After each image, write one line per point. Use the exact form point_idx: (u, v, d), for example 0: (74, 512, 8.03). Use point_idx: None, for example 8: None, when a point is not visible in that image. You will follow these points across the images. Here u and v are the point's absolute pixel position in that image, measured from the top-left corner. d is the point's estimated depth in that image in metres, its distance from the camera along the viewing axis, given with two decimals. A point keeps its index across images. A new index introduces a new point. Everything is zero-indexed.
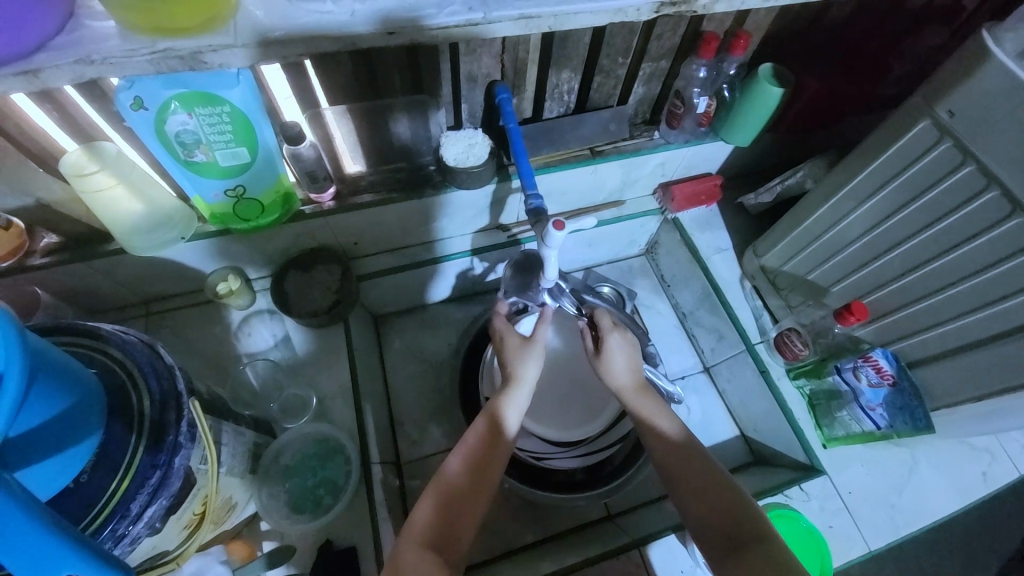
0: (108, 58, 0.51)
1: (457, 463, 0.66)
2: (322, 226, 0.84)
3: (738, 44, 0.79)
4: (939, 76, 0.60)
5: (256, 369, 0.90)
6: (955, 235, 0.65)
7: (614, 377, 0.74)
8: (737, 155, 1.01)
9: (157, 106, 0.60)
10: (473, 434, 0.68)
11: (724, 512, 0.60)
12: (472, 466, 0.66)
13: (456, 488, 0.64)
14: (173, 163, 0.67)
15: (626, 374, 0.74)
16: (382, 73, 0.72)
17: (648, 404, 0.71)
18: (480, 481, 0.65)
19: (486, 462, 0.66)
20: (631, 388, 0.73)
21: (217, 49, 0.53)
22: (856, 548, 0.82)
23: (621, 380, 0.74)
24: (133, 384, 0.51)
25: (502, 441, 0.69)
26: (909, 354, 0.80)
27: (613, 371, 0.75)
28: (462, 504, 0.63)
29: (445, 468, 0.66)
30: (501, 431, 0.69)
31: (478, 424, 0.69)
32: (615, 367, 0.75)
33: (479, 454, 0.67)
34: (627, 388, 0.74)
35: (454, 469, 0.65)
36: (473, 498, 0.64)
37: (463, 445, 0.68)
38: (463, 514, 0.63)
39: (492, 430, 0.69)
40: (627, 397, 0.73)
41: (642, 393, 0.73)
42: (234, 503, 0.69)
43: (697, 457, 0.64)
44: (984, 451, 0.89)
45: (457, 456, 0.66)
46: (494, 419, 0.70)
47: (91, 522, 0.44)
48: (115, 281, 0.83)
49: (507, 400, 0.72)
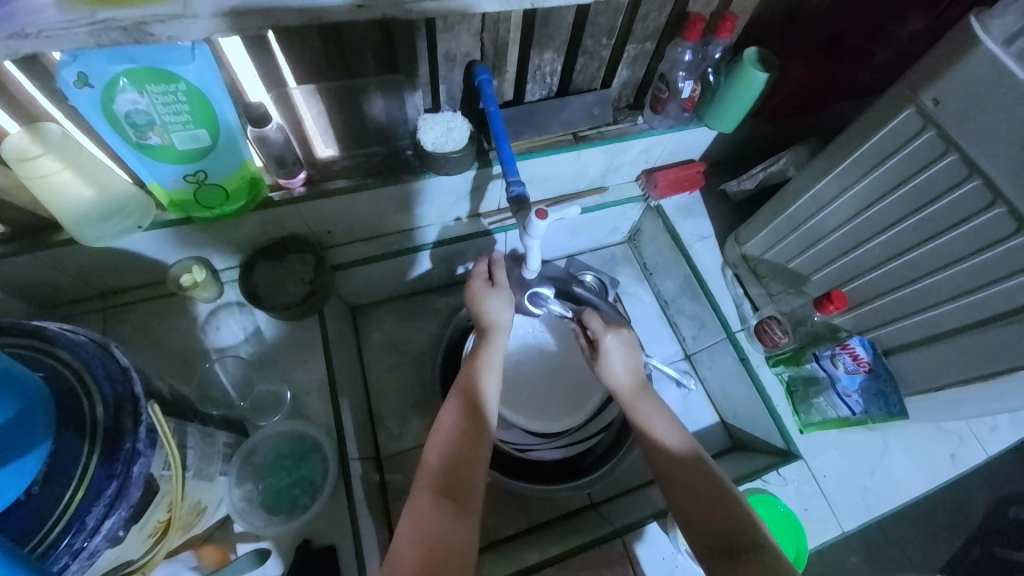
0: (43, 31, 0.46)
1: (435, 451, 0.65)
2: (293, 214, 0.80)
3: (724, 27, 0.77)
4: (924, 64, 0.60)
5: (226, 366, 0.85)
6: (935, 224, 0.66)
7: (614, 377, 0.77)
8: (721, 141, 1.00)
9: (103, 83, 0.55)
10: (448, 421, 0.67)
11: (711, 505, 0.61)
12: (457, 448, 0.65)
13: (441, 476, 0.62)
14: (125, 145, 0.61)
15: (624, 373, 0.77)
16: (354, 50, 0.68)
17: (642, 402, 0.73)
18: (466, 462, 0.63)
19: (472, 428, 0.66)
20: (630, 385, 0.76)
21: (164, 19, 0.49)
22: (830, 529, 0.85)
23: (620, 379, 0.77)
24: (83, 388, 0.47)
25: (481, 408, 0.69)
26: (884, 341, 0.82)
27: (612, 371, 0.77)
28: (453, 486, 0.62)
29: (427, 461, 0.64)
30: (478, 409, 0.68)
31: (450, 405, 0.69)
32: (613, 368, 0.78)
33: (458, 440, 0.65)
34: (626, 386, 0.76)
35: (435, 462, 0.64)
36: (465, 479, 0.62)
37: (441, 430, 0.67)
38: (462, 492, 0.61)
39: (469, 410, 0.68)
40: (625, 395, 0.75)
41: (641, 393, 0.74)
42: (203, 506, 0.66)
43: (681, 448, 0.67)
44: (953, 434, 0.93)
45: (435, 446, 0.65)
46: (467, 391, 0.71)
47: (41, 542, 0.41)
48: (67, 273, 0.77)
49: (479, 381, 0.72)
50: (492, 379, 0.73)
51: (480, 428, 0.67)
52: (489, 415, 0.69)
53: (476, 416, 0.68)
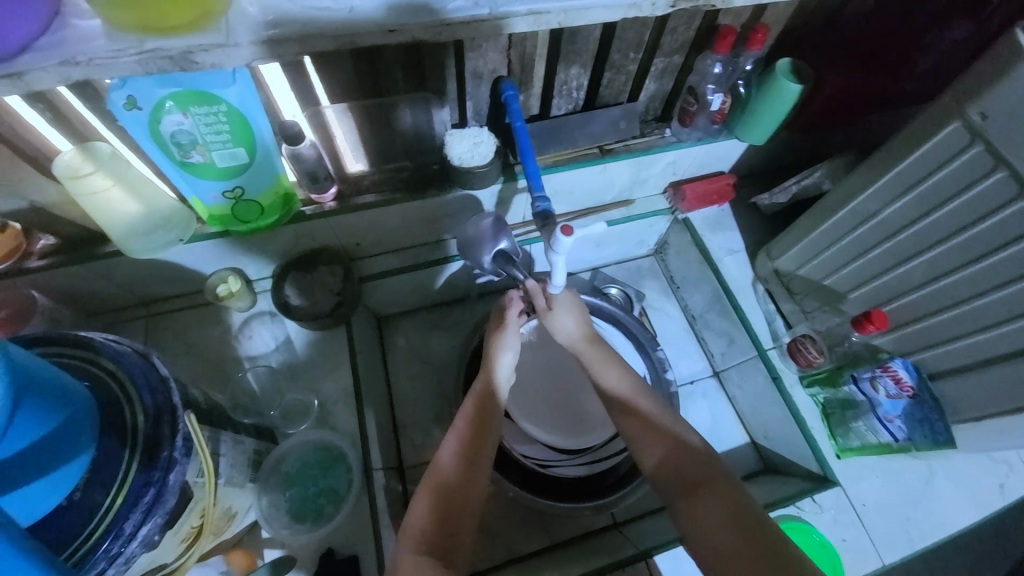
0: (93, 60, 0.49)
1: (448, 450, 0.68)
2: (324, 227, 0.82)
3: (755, 38, 0.76)
4: (972, 75, 0.57)
5: (257, 374, 0.88)
6: (983, 243, 0.62)
7: (568, 333, 0.80)
8: (751, 153, 0.97)
9: (151, 106, 0.58)
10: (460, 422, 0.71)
11: (713, 507, 0.59)
12: (464, 455, 0.67)
13: (447, 484, 0.65)
14: (170, 164, 0.65)
15: (577, 328, 0.80)
16: (384, 69, 0.70)
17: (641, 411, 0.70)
18: (473, 464, 0.67)
19: (483, 427, 0.70)
20: (580, 339, 0.79)
21: (208, 48, 0.51)
22: (870, 562, 0.80)
23: (574, 334, 0.80)
24: (126, 397, 0.49)
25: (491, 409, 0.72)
26: (930, 364, 0.78)
27: (564, 326, 0.80)
28: (457, 494, 0.64)
29: (436, 464, 0.67)
30: (487, 410, 0.72)
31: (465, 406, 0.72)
32: (563, 322, 0.80)
33: (467, 442, 0.69)
34: (579, 340, 0.80)
35: (446, 462, 0.67)
36: (472, 480, 0.66)
37: (453, 432, 0.70)
38: (467, 495, 0.65)
39: (478, 410, 0.72)
40: (578, 349, 0.79)
41: (592, 344, 0.79)
42: (233, 512, 0.68)
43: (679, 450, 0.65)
44: (1002, 463, 0.87)
45: (447, 450, 0.68)
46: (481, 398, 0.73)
47: (76, 550, 0.43)
48: (114, 282, 0.81)
49: (490, 381, 0.75)
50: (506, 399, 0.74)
51: (486, 436, 0.70)
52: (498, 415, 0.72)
53: (486, 417, 0.71)
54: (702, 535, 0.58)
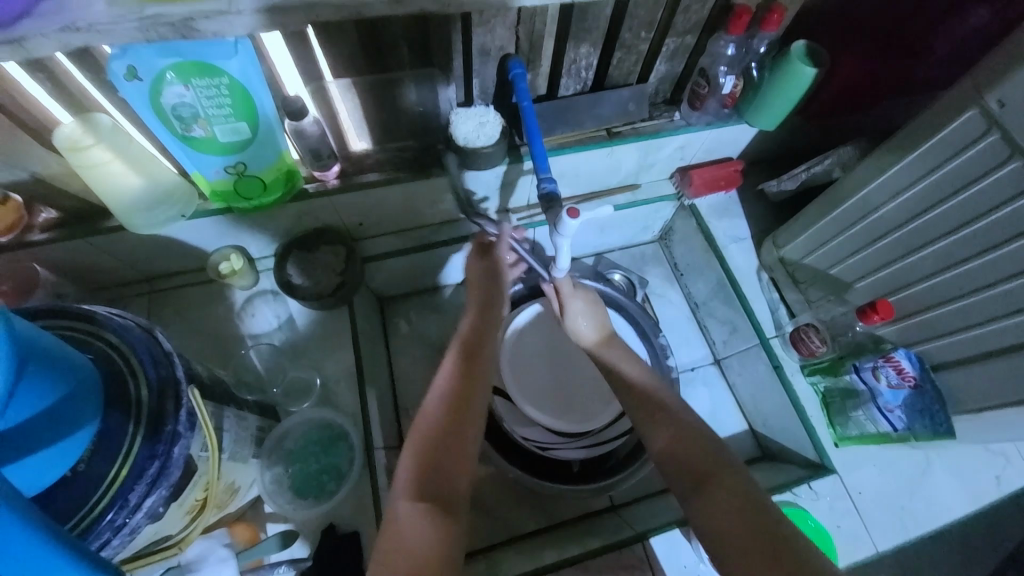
0: (94, 26, 0.48)
1: (433, 398, 0.65)
2: (326, 206, 0.82)
3: (771, 19, 0.74)
4: (993, 60, 0.55)
5: (260, 352, 0.88)
6: (994, 235, 0.62)
7: (581, 335, 0.82)
8: (761, 139, 0.96)
9: (151, 77, 0.57)
10: (445, 370, 0.68)
11: (725, 502, 0.55)
12: (452, 402, 0.64)
13: (435, 431, 0.61)
14: (172, 137, 0.64)
15: (590, 331, 0.82)
16: (389, 44, 0.68)
17: (644, 394, 0.70)
18: (461, 410, 0.64)
19: (468, 375, 0.68)
20: (594, 341, 0.81)
21: (210, 15, 0.50)
22: (864, 548, 0.81)
23: (587, 337, 0.82)
24: (130, 371, 0.49)
25: (474, 358, 0.70)
26: (932, 356, 0.78)
27: (579, 328, 0.83)
28: (446, 444, 0.61)
29: (423, 413, 0.64)
30: (470, 360, 0.70)
31: (449, 357, 0.70)
32: (579, 325, 0.83)
33: (453, 389, 0.66)
34: (591, 342, 0.82)
35: (432, 410, 0.64)
36: (460, 427, 0.63)
37: (438, 381, 0.67)
38: (455, 444, 0.61)
39: (462, 360, 0.70)
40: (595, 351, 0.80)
41: (607, 346, 0.80)
42: (236, 487, 0.69)
43: (684, 443, 0.62)
44: (999, 455, 0.87)
45: (433, 399, 0.65)
46: (466, 350, 0.71)
47: (82, 519, 0.43)
48: (116, 257, 0.81)
49: (472, 332, 0.74)
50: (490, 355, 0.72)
51: (472, 384, 0.67)
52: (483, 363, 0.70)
53: (471, 366, 0.69)
54: (713, 530, 0.54)
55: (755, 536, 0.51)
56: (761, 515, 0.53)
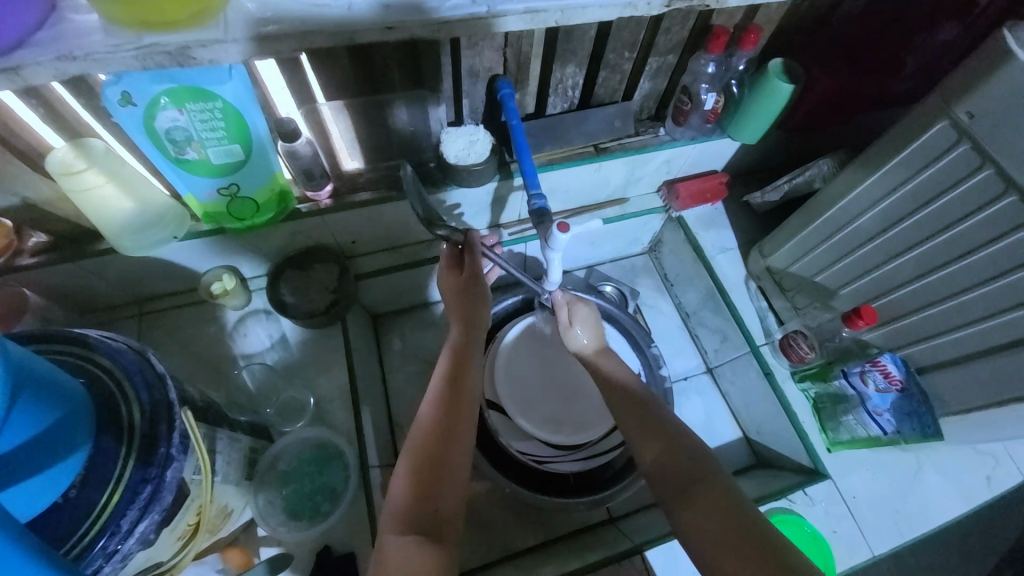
0: (90, 54, 0.48)
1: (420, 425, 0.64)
2: (319, 224, 0.82)
3: (748, 39, 0.77)
4: (958, 76, 0.58)
5: (252, 372, 0.88)
6: (970, 239, 0.64)
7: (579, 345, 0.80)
8: (744, 152, 0.98)
9: (145, 102, 0.58)
10: (431, 393, 0.67)
11: (710, 510, 0.56)
12: (438, 424, 0.63)
13: (422, 456, 0.61)
14: (164, 160, 0.64)
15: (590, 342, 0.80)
16: (380, 66, 0.70)
17: (636, 407, 0.69)
18: (447, 435, 0.63)
19: (453, 400, 0.66)
20: (591, 353, 0.79)
21: (206, 44, 0.51)
22: (860, 553, 0.82)
23: (585, 347, 0.80)
24: (123, 394, 0.49)
25: (460, 378, 0.69)
26: (918, 359, 0.80)
27: (578, 339, 0.80)
28: (435, 469, 0.60)
29: (412, 436, 0.64)
30: (456, 382, 0.68)
31: (435, 379, 0.69)
32: (577, 337, 0.80)
33: (438, 412, 0.65)
34: (589, 353, 0.80)
35: (418, 437, 0.63)
36: (448, 452, 0.61)
37: (425, 407, 0.66)
38: (441, 471, 0.60)
39: (447, 382, 0.68)
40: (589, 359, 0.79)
41: (602, 356, 0.79)
42: (230, 510, 0.68)
43: (670, 452, 0.63)
44: (988, 455, 0.89)
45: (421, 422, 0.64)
46: (452, 370, 0.70)
47: (76, 545, 0.43)
48: (107, 280, 0.80)
49: (458, 350, 0.73)
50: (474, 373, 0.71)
51: (460, 408, 0.66)
52: (469, 384, 0.69)
53: (456, 387, 0.67)
54: (697, 538, 0.56)
55: (737, 541, 0.53)
56: (742, 522, 0.54)
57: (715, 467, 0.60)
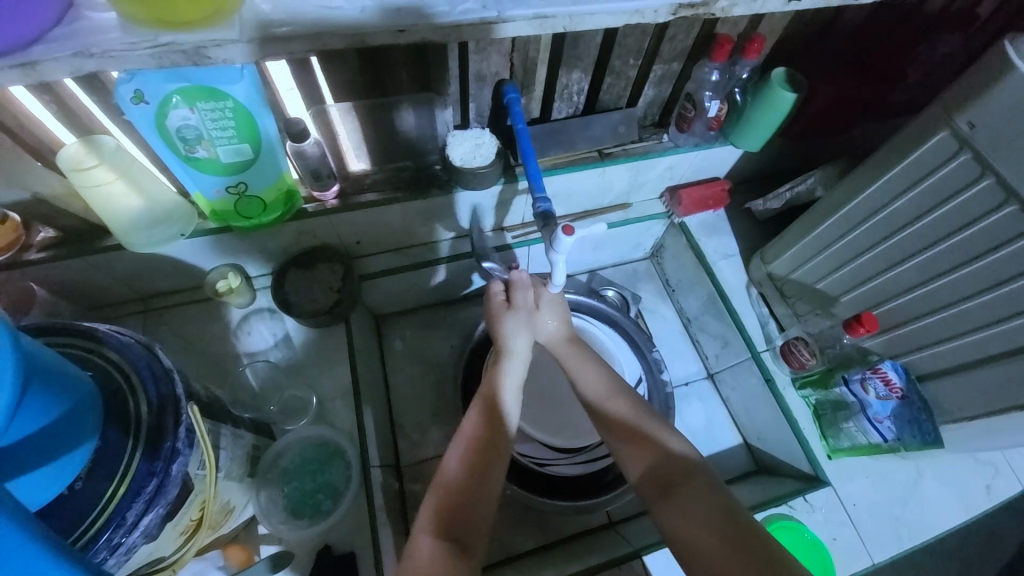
0: (108, 52, 0.49)
1: (456, 456, 0.65)
2: (325, 224, 0.83)
3: (752, 48, 0.78)
4: (959, 86, 0.59)
5: (255, 370, 0.88)
6: (971, 248, 0.64)
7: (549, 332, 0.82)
8: (747, 159, 0.99)
9: (157, 100, 0.58)
10: (468, 424, 0.68)
11: (697, 512, 0.57)
12: (475, 457, 0.64)
13: (457, 488, 0.62)
14: (174, 158, 0.65)
15: (560, 329, 0.82)
16: (389, 69, 0.71)
17: (621, 414, 0.70)
18: (484, 469, 0.63)
19: (492, 435, 0.67)
20: (561, 341, 0.82)
21: (221, 44, 0.51)
22: (860, 561, 0.82)
23: (556, 335, 0.82)
24: (130, 388, 0.50)
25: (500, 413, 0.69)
26: (918, 366, 0.80)
27: (547, 326, 0.82)
28: (471, 497, 0.62)
29: (444, 466, 0.64)
30: (496, 416, 0.69)
31: (472, 411, 0.70)
32: (546, 324, 0.82)
33: (476, 446, 0.65)
34: (560, 342, 0.82)
35: (453, 467, 0.64)
36: (483, 486, 0.63)
37: (460, 438, 0.67)
38: (475, 505, 0.61)
39: (486, 415, 0.69)
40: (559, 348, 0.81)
41: (571, 347, 0.81)
42: (231, 507, 0.68)
43: (659, 455, 0.64)
44: (989, 464, 0.89)
45: (456, 453, 0.65)
46: (488, 401, 0.71)
47: (82, 534, 0.43)
48: (113, 276, 0.81)
49: (498, 381, 0.73)
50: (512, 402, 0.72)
51: (499, 443, 0.66)
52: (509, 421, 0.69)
53: (495, 421, 0.68)
54: (681, 539, 0.57)
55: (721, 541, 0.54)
56: (727, 522, 0.55)
57: (704, 472, 0.61)
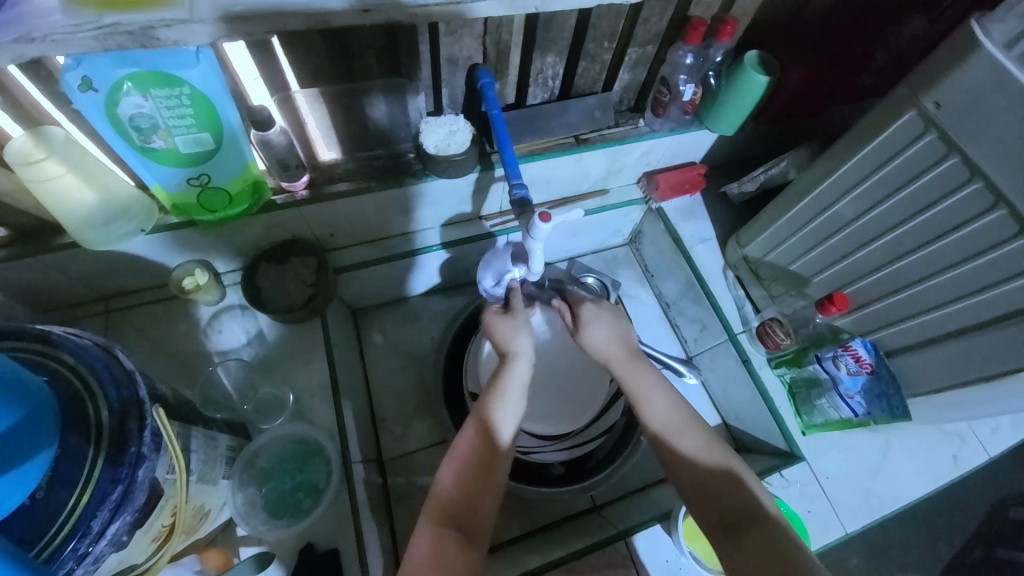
0: (50, 35, 0.47)
1: (450, 472, 0.63)
2: (296, 217, 0.80)
3: (725, 30, 0.78)
4: (926, 67, 0.60)
5: (228, 369, 0.85)
6: (937, 226, 0.66)
7: (598, 343, 0.77)
8: (722, 144, 1.00)
9: (107, 87, 0.55)
10: (465, 437, 0.66)
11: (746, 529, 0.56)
12: (469, 472, 0.63)
13: (454, 500, 0.61)
14: (128, 149, 0.61)
15: (608, 342, 0.77)
16: (356, 53, 0.68)
17: (673, 424, 0.67)
18: (480, 482, 0.62)
19: (488, 448, 0.65)
20: (615, 350, 0.76)
21: (171, 24, 0.49)
22: (833, 531, 0.85)
23: (607, 348, 0.76)
24: (88, 391, 0.47)
25: (497, 424, 0.67)
26: (887, 343, 0.82)
27: (594, 341, 0.77)
28: (468, 516, 0.61)
29: (438, 484, 0.63)
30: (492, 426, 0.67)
31: (470, 424, 0.67)
32: (594, 336, 0.78)
33: (472, 459, 0.64)
34: (616, 351, 0.76)
35: (448, 480, 0.62)
36: (480, 498, 0.62)
37: (456, 453, 0.65)
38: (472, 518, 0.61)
39: (483, 428, 0.66)
40: (613, 359, 0.75)
41: (632, 361, 0.74)
42: (207, 510, 0.66)
43: (712, 477, 0.62)
44: (954, 435, 0.93)
45: (448, 469, 0.63)
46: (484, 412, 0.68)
47: (46, 546, 0.41)
48: (70, 276, 0.77)
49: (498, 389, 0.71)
50: (509, 411, 0.69)
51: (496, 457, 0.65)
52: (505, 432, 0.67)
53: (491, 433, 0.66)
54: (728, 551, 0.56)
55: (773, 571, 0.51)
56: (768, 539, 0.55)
57: (758, 501, 0.59)
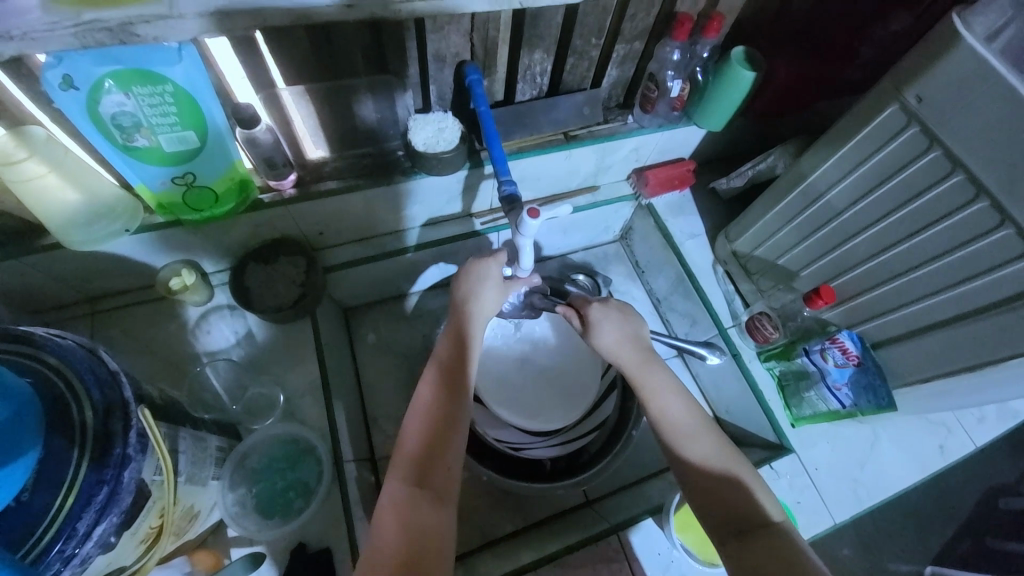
0: (28, 33, 0.46)
1: (416, 428, 0.63)
2: (284, 215, 0.79)
3: (712, 26, 0.78)
4: (908, 61, 0.61)
5: (217, 369, 0.84)
6: (920, 218, 0.67)
7: (608, 344, 0.75)
8: (710, 140, 1.01)
9: (89, 86, 0.54)
10: (426, 391, 0.66)
11: (757, 537, 0.57)
12: (433, 427, 0.63)
13: (421, 457, 0.61)
14: (111, 147, 0.61)
15: (621, 344, 0.75)
16: (342, 50, 0.68)
17: (684, 429, 0.66)
18: (444, 436, 0.62)
19: (449, 399, 0.65)
20: (626, 350, 0.74)
21: (151, 20, 0.48)
22: (823, 522, 0.86)
23: (619, 350, 0.75)
24: (72, 393, 0.46)
25: (457, 376, 0.67)
26: (874, 334, 0.83)
27: (607, 343, 0.76)
28: (433, 469, 0.60)
29: (403, 444, 0.62)
30: (452, 379, 0.67)
31: (430, 379, 0.68)
32: (605, 337, 0.76)
33: (435, 415, 0.64)
34: (627, 350, 0.75)
35: (414, 436, 0.63)
36: (447, 453, 0.61)
37: (419, 407, 0.65)
38: (439, 472, 0.60)
39: (445, 383, 0.67)
40: (621, 360, 0.74)
41: (645, 362, 0.73)
42: (196, 511, 0.66)
43: (721, 482, 0.62)
44: (941, 425, 0.94)
45: (413, 424, 0.64)
46: (445, 368, 0.68)
47: (33, 547, 0.40)
48: (54, 278, 0.76)
49: (455, 343, 0.71)
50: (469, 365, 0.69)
51: (457, 409, 0.65)
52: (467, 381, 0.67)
53: (453, 386, 0.66)
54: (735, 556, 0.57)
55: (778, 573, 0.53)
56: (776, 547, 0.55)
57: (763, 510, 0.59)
